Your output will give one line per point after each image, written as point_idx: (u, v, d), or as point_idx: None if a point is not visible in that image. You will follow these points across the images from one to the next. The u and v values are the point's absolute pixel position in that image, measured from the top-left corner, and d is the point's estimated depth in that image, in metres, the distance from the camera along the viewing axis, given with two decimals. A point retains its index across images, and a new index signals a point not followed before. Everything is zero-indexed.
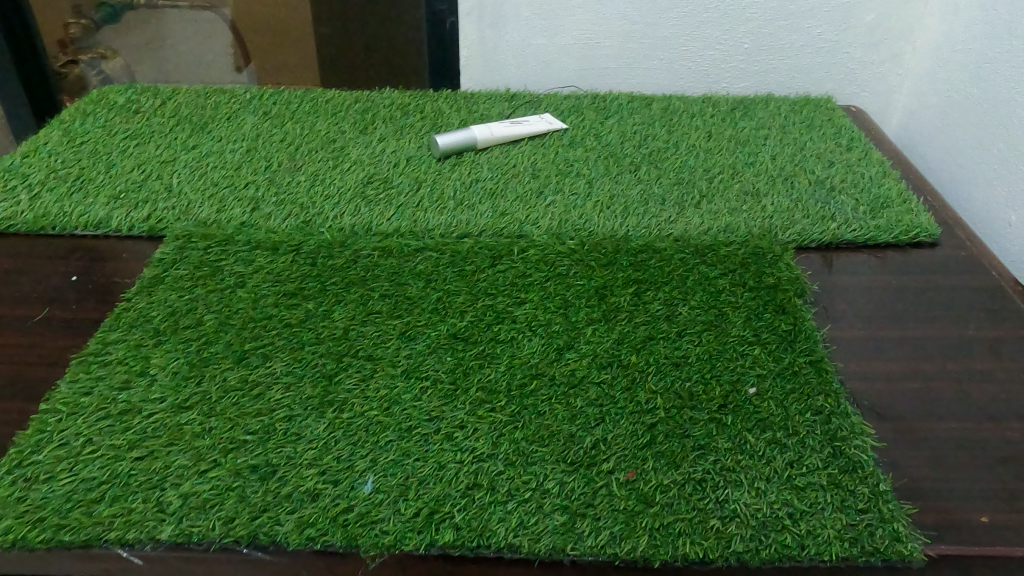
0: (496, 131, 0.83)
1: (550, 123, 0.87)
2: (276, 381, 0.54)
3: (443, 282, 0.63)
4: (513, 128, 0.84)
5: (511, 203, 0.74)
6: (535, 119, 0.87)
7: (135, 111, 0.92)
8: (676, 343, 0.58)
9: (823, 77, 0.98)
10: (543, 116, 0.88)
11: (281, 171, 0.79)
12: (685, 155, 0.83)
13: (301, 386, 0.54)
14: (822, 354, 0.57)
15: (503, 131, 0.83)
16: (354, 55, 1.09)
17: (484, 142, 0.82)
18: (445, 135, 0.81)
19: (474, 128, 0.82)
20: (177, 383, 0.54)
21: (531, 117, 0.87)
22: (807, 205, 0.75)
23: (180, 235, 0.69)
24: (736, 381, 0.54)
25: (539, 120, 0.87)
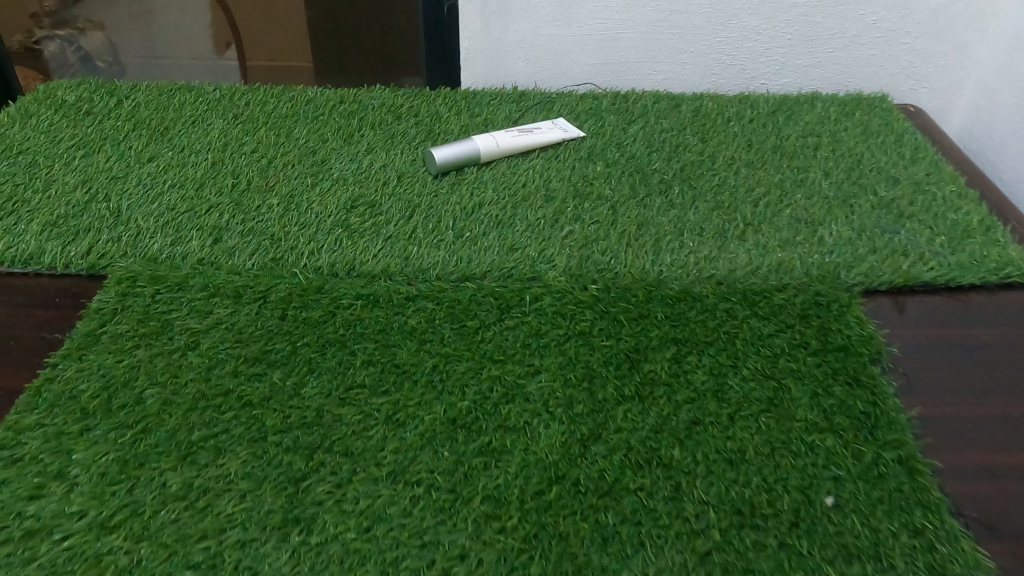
0: (502, 141, 0.71)
1: (565, 131, 0.75)
2: (228, 487, 0.43)
3: (439, 343, 0.52)
4: (522, 138, 0.72)
5: (520, 235, 0.62)
6: (547, 125, 0.75)
7: (86, 111, 0.78)
8: (729, 431, 0.47)
9: (876, 72, 0.85)
10: (558, 120, 0.76)
11: (250, 191, 0.67)
12: (724, 170, 0.70)
13: (258, 494, 0.43)
14: (912, 446, 0.45)
15: (510, 140, 0.72)
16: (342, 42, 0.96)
17: (488, 154, 0.70)
18: (442, 146, 0.69)
19: (476, 138, 0.70)
20: (102, 490, 0.42)
21: (544, 122, 0.75)
22: (872, 235, 0.63)
23: (123, 277, 0.57)
24: (807, 487, 0.43)
25: (552, 127, 0.75)
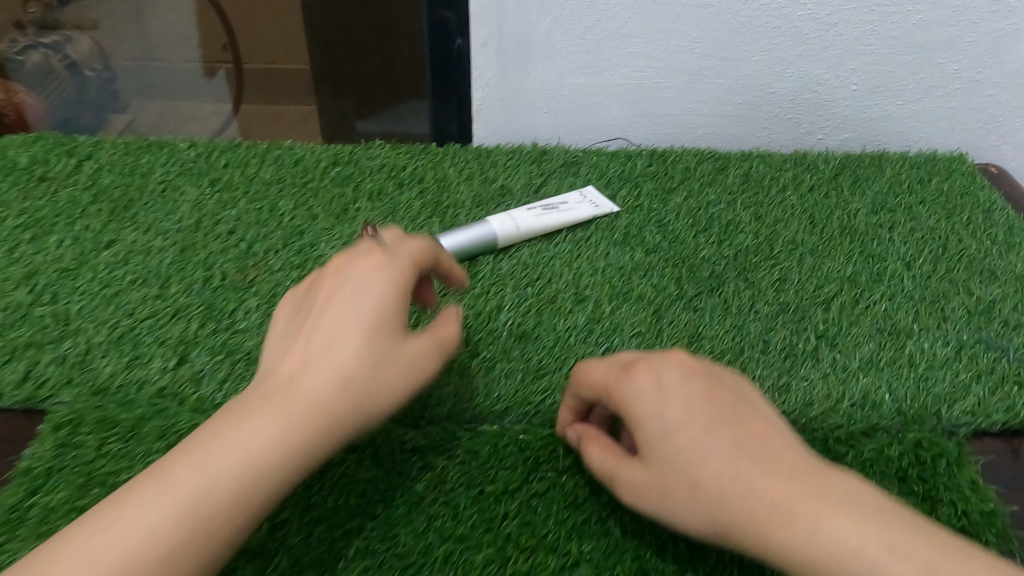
0: (520, 222, 0.61)
1: (597, 207, 0.64)
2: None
3: (452, 519, 0.42)
4: (546, 218, 0.61)
5: (548, 356, 0.51)
6: (578, 200, 0.64)
7: (37, 174, 0.66)
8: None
9: (952, 126, 0.73)
10: (590, 190, 0.66)
11: (226, 289, 0.56)
12: (786, 259, 0.60)
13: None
14: None
15: (530, 221, 0.61)
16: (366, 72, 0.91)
17: (507, 239, 0.59)
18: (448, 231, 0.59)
19: (493, 219, 0.60)
20: None
21: (572, 197, 0.64)
22: (974, 353, 0.51)
23: (63, 419, 0.46)
24: None
25: (582, 202, 0.64)
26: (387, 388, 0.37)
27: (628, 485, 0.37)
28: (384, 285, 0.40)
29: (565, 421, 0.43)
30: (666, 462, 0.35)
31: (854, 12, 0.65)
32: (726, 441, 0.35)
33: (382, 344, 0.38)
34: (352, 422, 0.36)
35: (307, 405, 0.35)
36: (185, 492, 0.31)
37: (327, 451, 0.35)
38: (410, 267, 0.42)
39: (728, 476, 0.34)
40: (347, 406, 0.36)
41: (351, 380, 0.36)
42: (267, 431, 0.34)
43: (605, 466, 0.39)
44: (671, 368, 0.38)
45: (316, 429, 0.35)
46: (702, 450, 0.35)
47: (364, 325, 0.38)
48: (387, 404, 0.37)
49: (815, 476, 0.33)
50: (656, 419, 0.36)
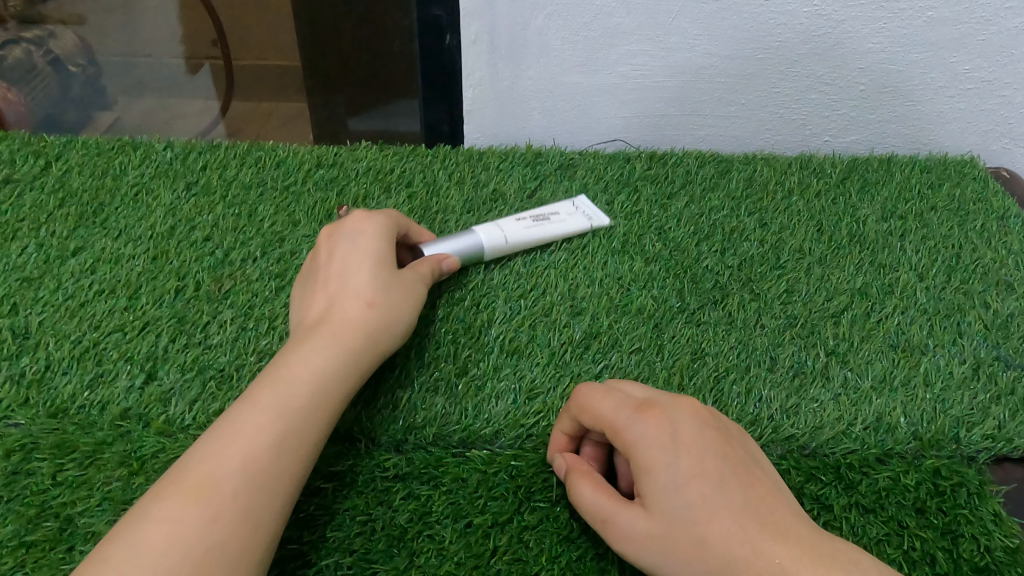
0: (510, 237, 0.56)
1: (590, 220, 0.60)
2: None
3: (437, 556, 0.39)
4: (536, 230, 0.57)
5: (541, 373, 0.48)
6: (569, 212, 0.60)
7: (2, 176, 0.62)
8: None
9: (963, 129, 0.70)
10: (583, 200, 0.62)
11: (199, 300, 0.53)
12: (792, 269, 0.56)
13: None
14: None
15: (520, 234, 0.57)
16: (354, 70, 0.87)
17: (491, 253, 0.55)
18: (431, 243, 0.53)
19: (478, 230, 0.55)
20: None
21: (563, 208, 0.60)
22: (992, 372, 0.48)
23: (17, 444, 0.43)
24: None
25: (573, 215, 0.60)
26: (405, 305, 0.45)
27: (623, 532, 0.34)
28: (373, 233, 0.47)
29: (557, 446, 0.41)
30: (671, 513, 0.33)
31: (863, 8, 0.62)
32: (737, 499, 0.33)
33: (389, 275, 0.45)
34: (388, 334, 0.43)
35: (345, 328, 0.41)
36: (268, 405, 0.36)
37: (369, 360, 0.41)
38: (388, 221, 0.49)
39: (738, 538, 0.32)
40: (378, 322, 0.42)
41: (375, 300, 0.43)
42: (321, 348, 0.40)
43: (596, 507, 0.36)
44: (681, 409, 0.37)
45: (361, 340, 0.41)
46: (716, 510, 0.32)
47: (371, 264, 0.45)
48: (408, 318, 0.45)
49: (825, 549, 0.32)
50: (665, 472, 0.34)
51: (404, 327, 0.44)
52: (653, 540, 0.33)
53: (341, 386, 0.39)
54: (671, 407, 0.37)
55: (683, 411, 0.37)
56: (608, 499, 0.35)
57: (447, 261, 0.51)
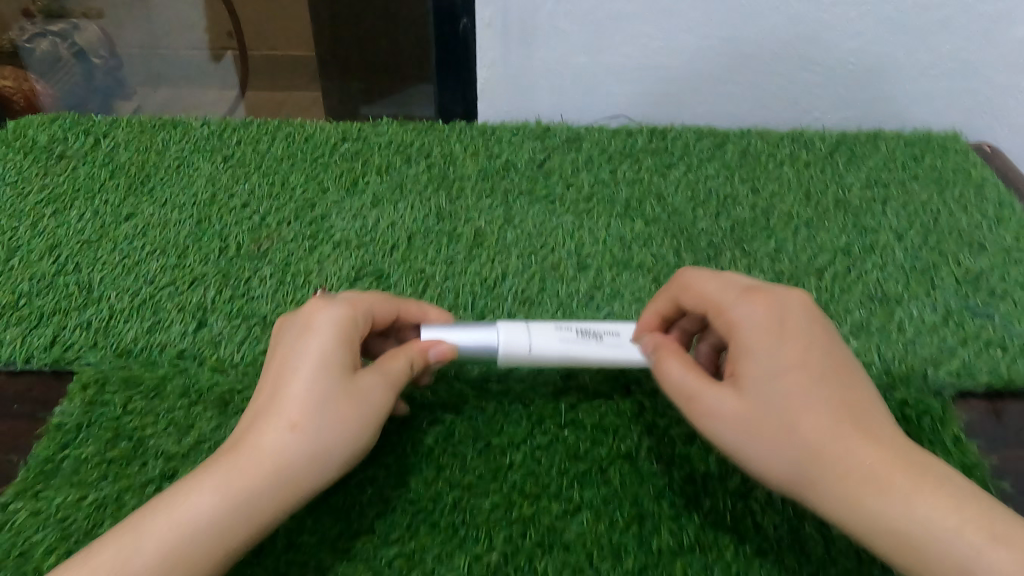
0: (542, 348, 0.44)
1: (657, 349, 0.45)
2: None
3: (460, 469, 0.45)
4: (573, 347, 0.44)
5: (551, 319, 0.54)
6: (632, 340, 0.45)
7: (56, 152, 0.68)
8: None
9: (945, 106, 0.74)
10: (659, 326, 0.47)
11: (241, 259, 0.58)
12: (781, 230, 0.61)
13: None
14: None
15: (553, 350, 0.44)
16: (371, 52, 0.92)
17: (510, 359, 0.44)
18: (446, 328, 0.45)
19: (506, 325, 0.45)
20: None
21: (626, 330, 0.46)
22: (960, 319, 0.53)
23: (91, 379, 0.49)
24: None
25: (636, 342, 0.45)
26: (346, 425, 0.38)
27: (708, 411, 0.38)
28: (324, 328, 0.40)
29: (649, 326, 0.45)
30: (755, 398, 0.37)
31: None
32: (831, 397, 0.36)
33: (335, 384, 0.38)
34: (309, 466, 0.36)
35: (250, 459, 0.35)
36: (116, 557, 0.32)
37: (271, 503, 0.35)
38: (364, 310, 0.43)
39: (830, 433, 0.35)
40: (295, 452, 0.36)
41: (300, 422, 0.37)
42: (214, 486, 0.34)
43: (683, 388, 0.40)
44: (787, 305, 0.40)
45: (259, 479, 0.35)
46: (810, 405, 0.36)
47: (314, 372, 0.38)
48: (342, 446, 0.37)
49: (911, 457, 0.34)
50: (756, 360, 0.38)
51: (339, 456, 0.37)
52: (740, 420, 0.37)
53: (221, 535, 0.34)
54: (779, 301, 0.40)
55: (791, 308, 0.40)
56: (697, 378, 0.40)
57: (438, 349, 0.44)
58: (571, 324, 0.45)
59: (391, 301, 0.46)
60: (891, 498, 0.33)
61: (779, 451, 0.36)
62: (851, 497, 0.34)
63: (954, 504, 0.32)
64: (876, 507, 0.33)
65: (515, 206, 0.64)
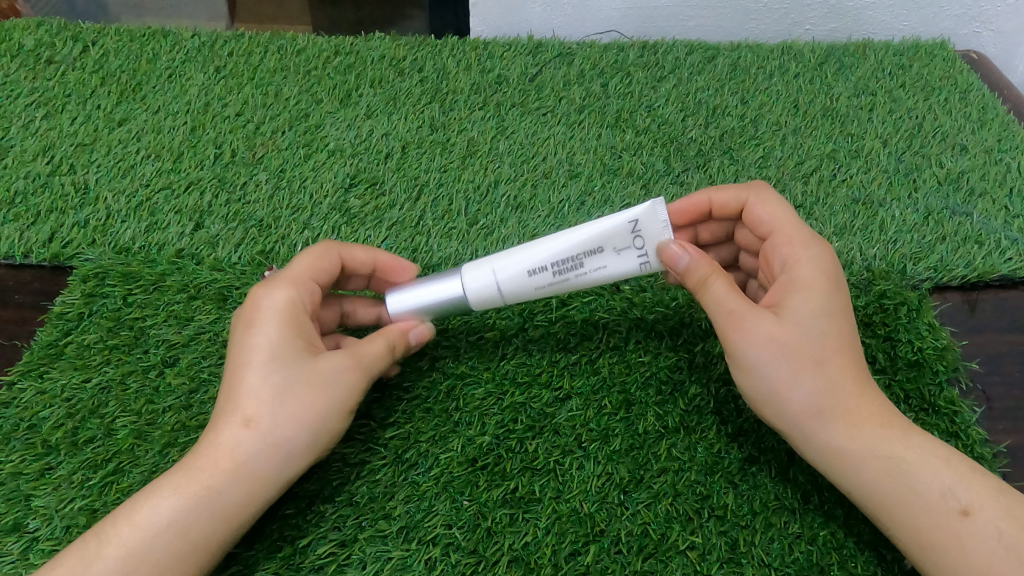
0: (515, 295, 0.40)
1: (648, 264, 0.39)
2: (227, 561, 0.39)
3: (454, 361, 0.46)
4: (552, 289, 0.40)
5: (543, 224, 0.55)
6: (618, 252, 0.39)
7: (43, 58, 0.67)
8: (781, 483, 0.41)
9: (935, 15, 0.74)
10: (650, 216, 0.38)
11: (236, 165, 0.59)
12: (770, 138, 0.62)
13: (258, 568, 0.39)
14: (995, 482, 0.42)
15: (528, 293, 0.40)
16: None
17: (482, 304, 0.41)
18: (408, 289, 0.41)
19: (466, 271, 0.41)
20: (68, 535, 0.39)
21: (610, 241, 0.39)
22: (940, 219, 0.55)
23: (90, 273, 0.50)
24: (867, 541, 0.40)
25: (622, 254, 0.39)
26: (306, 415, 0.37)
27: (752, 329, 0.37)
28: (269, 316, 0.38)
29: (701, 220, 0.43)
30: (809, 330, 0.37)
31: None
32: (851, 347, 0.38)
33: (290, 371, 0.37)
34: (268, 459, 0.37)
35: (211, 457, 0.36)
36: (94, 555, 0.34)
37: (234, 496, 0.36)
38: (312, 286, 0.41)
39: (846, 376, 0.37)
40: (252, 447, 0.36)
41: (256, 417, 0.37)
42: (176, 490, 0.36)
43: (727, 303, 0.38)
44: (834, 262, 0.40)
45: (222, 477, 0.36)
46: (837, 347, 0.37)
47: (267, 367, 0.37)
48: (301, 436, 0.37)
49: (891, 414, 0.38)
50: (813, 294, 0.38)
51: (297, 445, 0.37)
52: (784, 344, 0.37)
53: (185, 537, 0.35)
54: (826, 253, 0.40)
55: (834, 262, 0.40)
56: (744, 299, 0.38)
57: (418, 330, 0.42)
58: (541, 257, 0.39)
59: (331, 249, 0.43)
60: (900, 447, 0.36)
61: (813, 387, 0.37)
62: (863, 444, 0.36)
63: (934, 455, 0.36)
64: (884, 453, 0.36)
65: (507, 117, 0.64)
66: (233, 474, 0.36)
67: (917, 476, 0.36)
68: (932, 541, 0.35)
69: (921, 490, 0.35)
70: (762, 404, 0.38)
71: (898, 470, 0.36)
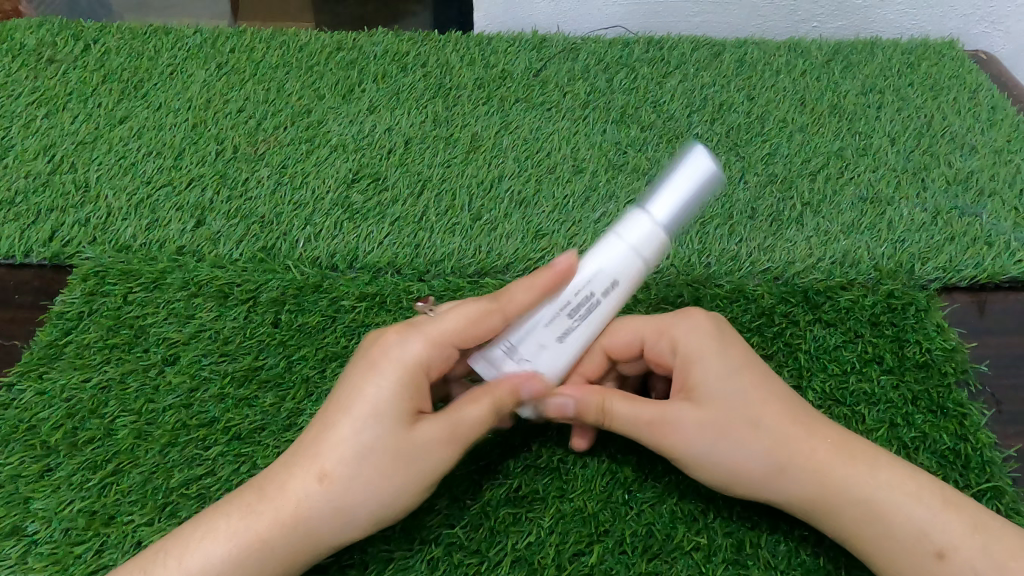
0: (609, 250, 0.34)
1: (508, 352, 0.35)
2: None
3: None
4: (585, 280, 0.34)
5: (547, 220, 0.55)
6: (549, 352, 0.35)
7: (46, 55, 0.67)
8: None
9: (944, 13, 0.73)
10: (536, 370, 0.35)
11: (238, 161, 0.58)
12: (777, 135, 0.62)
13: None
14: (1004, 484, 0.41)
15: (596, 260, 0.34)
16: None
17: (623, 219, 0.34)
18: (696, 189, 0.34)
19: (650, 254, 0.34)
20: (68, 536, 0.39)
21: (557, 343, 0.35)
22: (949, 219, 0.54)
23: (90, 271, 0.50)
24: None
25: (544, 353, 0.35)
26: (388, 489, 0.35)
27: (678, 429, 0.37)
28: (393, 368, 0.36)
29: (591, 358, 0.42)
30: (728, 405, 0.37)
31: None
32: (778, 402, 0.37)
33: (379, 438, 0.35)
34: (330, 523, 0.35)
35: (280, 506, 0.34)
36: None
37: (285, 550, 0.34)
38: (449, 349, 0.37)
39: (790, 438, 0.36)
40: (322, 507, 0.34)
41: (330, 478, 0.35)
42: (232, 532, 0.34)
43: (641, 415, 0.38)
44: (721, 332, 0.40)
45: (282, 530, 0.34)
46: (763, 413, 0.37)
47: (365, 421, 0.35)
48: (374, 507, 0.35)
49: (857, 450, 0.37)
50: (711, 367, 0.38)
51: (366, 513, 0.35)
52: (711, 430, 0.37)
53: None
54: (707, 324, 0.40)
55: (723, 330, 0.40)
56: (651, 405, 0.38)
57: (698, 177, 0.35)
58: (599, 312, 0.35)
59: (492, 309, 0.35)
60: (870, 489, 0.35)
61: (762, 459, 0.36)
62: (836, 491, 0.36)
63: (914, 484, 0.36)
64: (856, 500, 0.35)
65: (511, 112, 0.64)
66: (293, 534, 0.34)
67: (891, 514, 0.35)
68: None
69: (903, 525, 0.35)
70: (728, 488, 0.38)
71: (879, 509, 0.35)
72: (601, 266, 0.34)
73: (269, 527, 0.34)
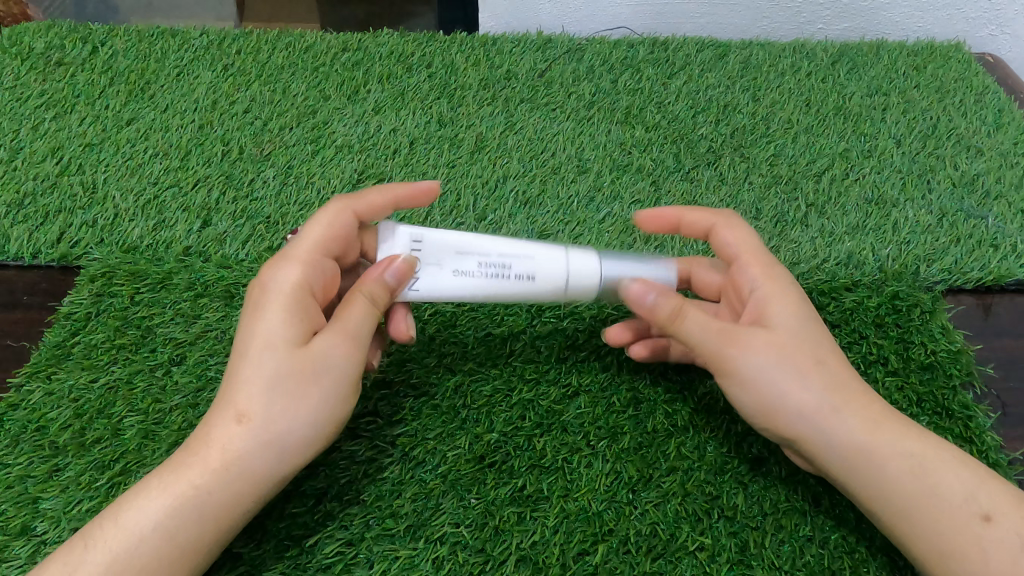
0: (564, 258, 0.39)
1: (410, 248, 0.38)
2: (231, 560, 0.38)
3: (461, 357, 0.46)
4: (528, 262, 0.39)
5: (552, 221, 0.55)
6: (431, 270, 0.38)
7: (53, 57, 0.67)
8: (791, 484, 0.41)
9: (950, 15, 0.73)
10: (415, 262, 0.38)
11: (244, 162, 0.59)
12: (781, 136, 0.62)
13: (263, 567, 0.38)
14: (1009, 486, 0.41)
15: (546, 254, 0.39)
16: None
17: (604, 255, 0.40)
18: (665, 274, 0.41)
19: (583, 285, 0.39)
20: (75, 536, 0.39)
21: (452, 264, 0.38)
22: (954, 221, 0.54)
23: (97, 273, 0.50)
24: (877, 545, 0.39)
25: (430, 268, 0.38)
26: (306, 409, 0.35)
27: (750, 350, 0.37)
28: (274, 297, 0.37)
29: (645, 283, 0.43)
30: (797, 338, 0.38)
31: None
32: (839, 356, 0.38)
33: (284, 362, 0.35)
34: (262, 457, 0.35)
35: (210, 454, 0.34)
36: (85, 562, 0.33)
37: (224, 495, 0.34)
38: (323, 264, 0.39)
39: (848, 382, 0.37)
40: (247, 443, 0.34)
41: (248, 413, 0.35)
42: (165, 489, 0.34)
43: (710, 327, 0.38)
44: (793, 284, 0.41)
45: (212, 476, 0.34)
46: (828, 356, 0.38)
47: (262, 352, 0.36)
48: (297, 428, 0.35)
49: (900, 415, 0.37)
50: (787, 305, 0.39)
51: (295, 440, 0.35)
52: (780, 353, 0.37)
53: (174, 537, 0.34)
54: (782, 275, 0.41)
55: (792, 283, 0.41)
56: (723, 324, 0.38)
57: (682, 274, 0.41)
58: (495, 282, 0.38)
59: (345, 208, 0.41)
60: (917, 446, 0.35)
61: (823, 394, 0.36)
62: (883, 443, 0.35)
63: (952, 453, 0.36)
64: (903, 454, 0.35)
65: (516, 113, 0.64)
66: (229, 476, 0.34)
67: (931, 476, 0.35)
68: (959, 547, 0.33)
69: (944, 488, 0.34)
70: (770, 415, 0.37)
71: (925, 469, 0.35)
72: (535, 256, 0.38)
73: (202, 475, 0.34)
